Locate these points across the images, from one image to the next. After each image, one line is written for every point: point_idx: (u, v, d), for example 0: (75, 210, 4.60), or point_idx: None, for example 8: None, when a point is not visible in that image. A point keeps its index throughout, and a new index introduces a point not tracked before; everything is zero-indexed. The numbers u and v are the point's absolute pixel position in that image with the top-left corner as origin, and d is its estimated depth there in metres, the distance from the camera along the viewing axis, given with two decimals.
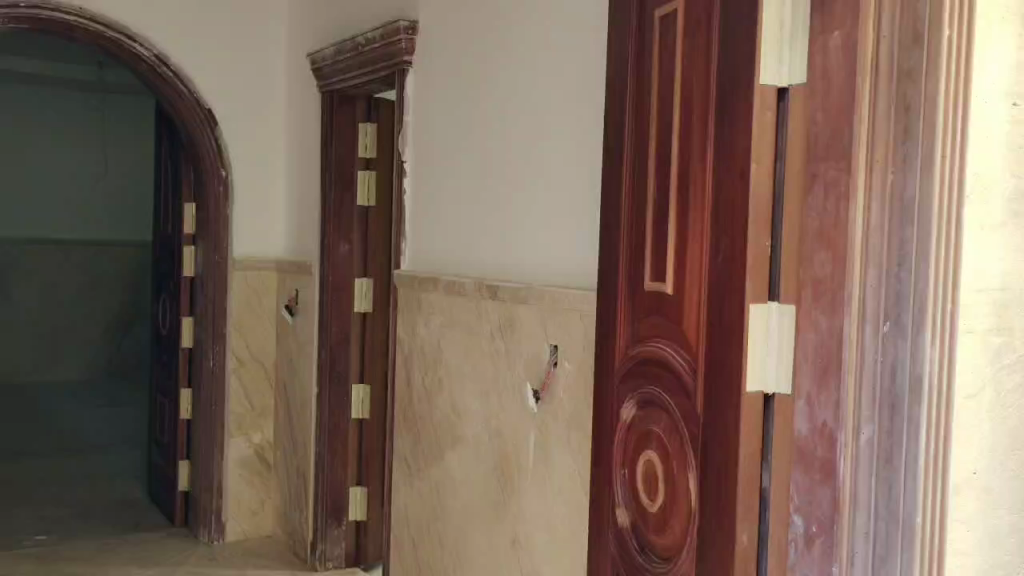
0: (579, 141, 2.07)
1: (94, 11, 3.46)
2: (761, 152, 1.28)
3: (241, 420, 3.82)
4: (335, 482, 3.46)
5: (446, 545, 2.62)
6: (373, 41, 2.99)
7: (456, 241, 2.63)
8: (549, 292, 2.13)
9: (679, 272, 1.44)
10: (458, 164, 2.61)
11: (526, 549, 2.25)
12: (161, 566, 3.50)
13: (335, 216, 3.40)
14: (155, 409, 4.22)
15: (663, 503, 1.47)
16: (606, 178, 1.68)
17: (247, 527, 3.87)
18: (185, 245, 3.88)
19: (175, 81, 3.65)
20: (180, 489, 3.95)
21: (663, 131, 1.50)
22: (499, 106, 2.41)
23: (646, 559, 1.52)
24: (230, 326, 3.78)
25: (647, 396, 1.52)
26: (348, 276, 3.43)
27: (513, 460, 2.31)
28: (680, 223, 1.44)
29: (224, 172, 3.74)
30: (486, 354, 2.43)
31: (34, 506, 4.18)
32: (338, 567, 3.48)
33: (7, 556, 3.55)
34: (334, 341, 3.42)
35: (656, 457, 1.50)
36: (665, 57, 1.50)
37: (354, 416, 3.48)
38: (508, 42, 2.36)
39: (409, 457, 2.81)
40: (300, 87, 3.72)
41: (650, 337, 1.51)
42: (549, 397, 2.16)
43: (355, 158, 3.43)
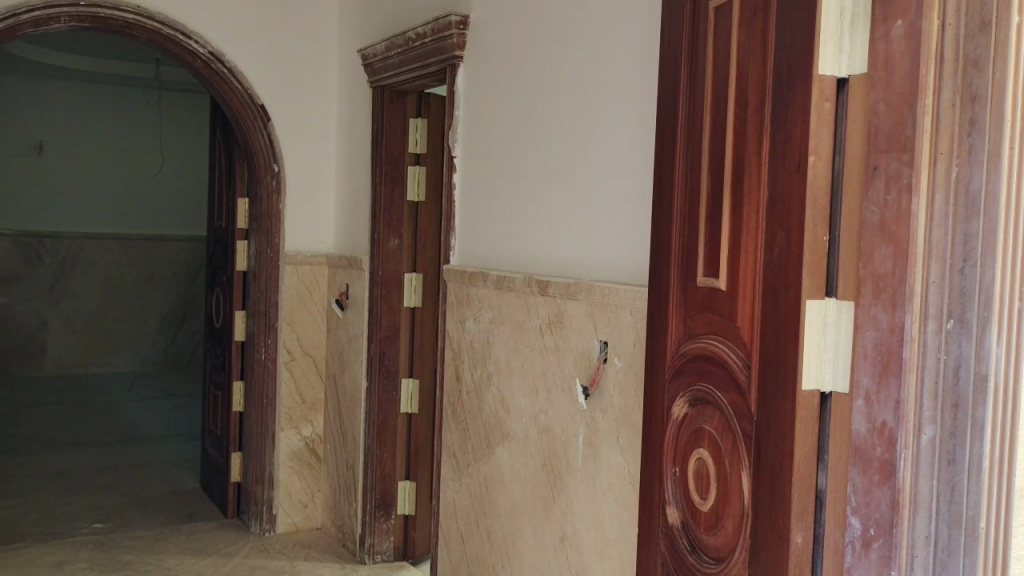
0: (633, 135, 2.04)
1: (149, 10, 3.46)
2: (819, 146, 1.25)
3: (291, 413, 3.86)
4: (382, 476, 3.48)
5: (493, 542, 2.62)
6: (423, 37, 2.99)
7: (507, 239, 2.62)
8: (598, 287, 2.12)
9: (732, 268, 1.42)
10: (509, 159, 2.60)
11: (574, 547, 2.24)
12: (213, 556, 3.55)
13: (386, 211, 3.42)
14: (209, 400, 4.29)
15: (715, 503, 1.45)
16: (658, 171, 1.66)
17: (298, 519, 3.92)
18: (238, 240, 3.93)
19: (230, 78, 3.67)
20: (232, 480, 4.00)
21: (716, 123, 1.48)
22: (551, 104, 2.39)
23: (696, 558, 1.50)
24: (282, 320, 3.81)
25: (699, 393, 1.49)
26: (397, 271, 3.44)
27: (562, 457, 2.29)
28: (734, 217, 1.42)
29: (276, 167, 3.77)
30: (535, 349, 2.42)
31: (90, 497, 4.26)
32: (386, 560, 3.52)
33: (65, 544, 3.62)
34: (384, 334, 3.44)
35: (708, 455, 1.47)
36: (720, 47, 1.47)
37: (403, 411, 3.50)
38: (560, 35, 2.34)
39: (458, 453, 2.81)
40: (352, 84, 3.75)
41: (702, 334, 1.49)
42: (599, 394, 2.14)
43: (406, 153, 3.44)
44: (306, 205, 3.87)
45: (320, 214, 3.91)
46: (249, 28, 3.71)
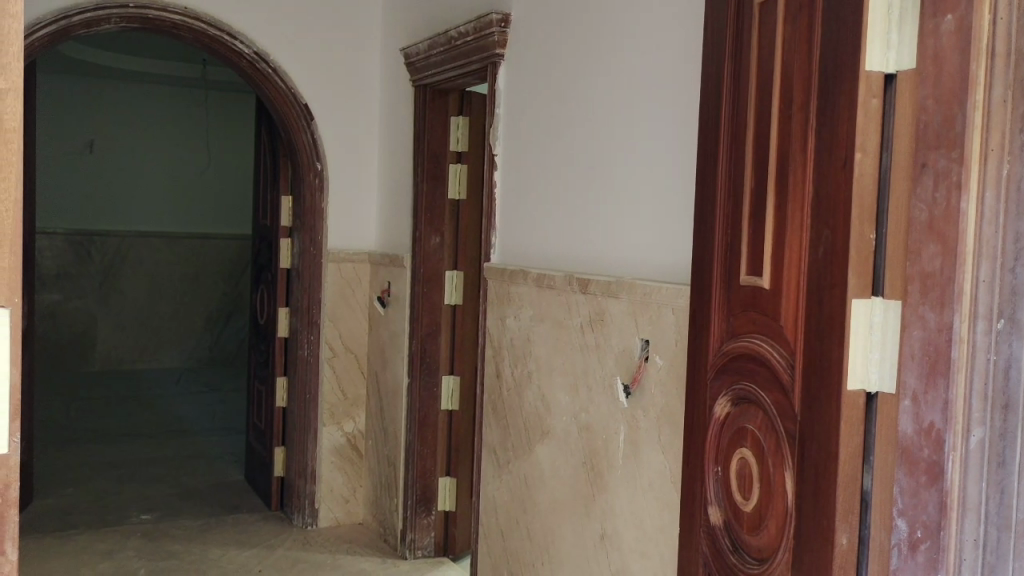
0: (676, 134, 2.03)
1: (196, 11, 3.52)
2: (866, 141, 1.23)
3: (334, 408, 3.90)
4: (424, 471, 3.50)
5: (533, 538, 2.62)
6: (465, 36, 3.01)
7: (546, 239, 2.63)
8: (641, 286, 2.11)
9: (776, 266, 1.41)
10: (550, 157, 2.60)
11: (614, 546, 2.23)
12: (258, 548, 3.60)
13: (428, 208, 3.44)
14: (253, 395, 4.36)
15: (758, 503, 1.44)
16: (701, 168, 1.65)
17: (339, 513, 3.96)
18: (282, 237, 3.98)
19: (274, 77, 3.72)
20: (276, 474, 4.06)
21: (760, 120, 1.47)
22: (590, 105, 2.39)
23: (739, 559, 1.49)
24: (325, 316, 3.85)
25: (741, 393, 1.48)
26: (439, 268, 3.46)
27: (602, 455, 2.29)
28: (778, 214, 1.41)
29: (320, 166, 3.81)
30: (575, 347, 2.41)
31: (138, 488, 4.34)
32: (427, 555, 3.55)
33: (114, 533, 3.70)
34: (426, 331, 3.46)
35: (750, 455, 1.46)
36: (765, 43, 1.46)
37: (444, 407, 3.52)
38: (600, 35, 2.34)
39: (499, 449, 2.82)
40: (394, 82, 3.79)
41: (745, 333, 1.48)
42: (640, 392, 2.13)
43: (447, 151, 3.46)
44: (349, 203, 3.90)
45: (362, 211, 3.94)
46: (293, 28, 3.75)
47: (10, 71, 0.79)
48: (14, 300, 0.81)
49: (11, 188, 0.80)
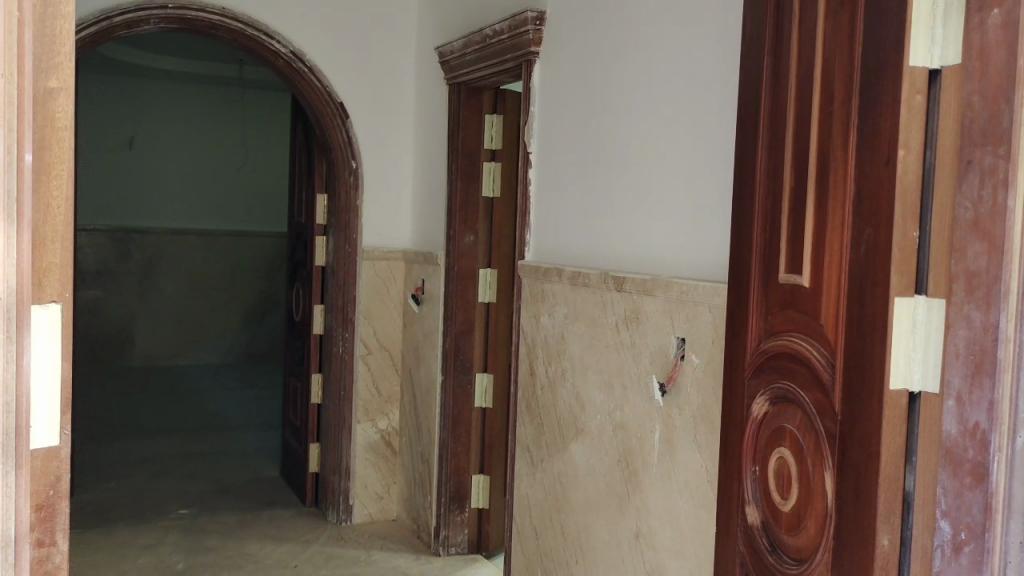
0: (714, 131, 2.01)
1: (235, 11, 3.56)
2: (909, 138, 1.22)
3: (368, 406, 3.92)
4: (458, 468, 3.52)
5: (568, 536, 2.62)
6: (499, 34, 3.01)
7: (579, 236, 2.63)
8: (677, 284, 2.10)
9: (816, 264, 1.39)
10: (586, 155, 2.59)
11: (649, 544, 2.23)
12: (294, 543, 3.64)
13: (462, 207, 3.44)
14: (289, 392, 4.40)
15: (797, 503, 1.43)
16: (738, 166, 1.64)
17: (373, 510, 3.98)
18: (317, 235, 4.02)
19: (310, 76, 3.75)
20: (310, 471, 4.09)
21: (800, 116, 1.45)
22: (624, 102, 2.39)
23: (777, 560, 1.48)
24: (359, 313, 3.87)
25: (780, 392, 1.47)
26: (472, 266, 3.47)
27: (637, 454, 2.28)
28: (818, 212, 1.40)
29: (354, 164, 3.84)
30: (611, 345, 2.41)
31: (176, 482, 4.39)
32: (460, 552, 3.56)
33: (153, 527, 3.75)
34: (459, 329, 3.47)
35: (789, 454, 1.45)
36: (805, 38, 1.45)
37: (478, 405, 3.53)
38: (634, 31, 2.35)
39: (532, 447, 2.82)
40: (428, 81, 3.80)
41: (784, 331, 1.47)
42: (676, 391, 2.12)
43: (481, 149, 3.46)
44: (383, 201, 3.92)
45: (397, 210, 3.96)
46: (329, 27, 3.78)
47: (62, 71, 0.81)
48: (65, 295, 0.83)
49: (62, 184, 0.81)
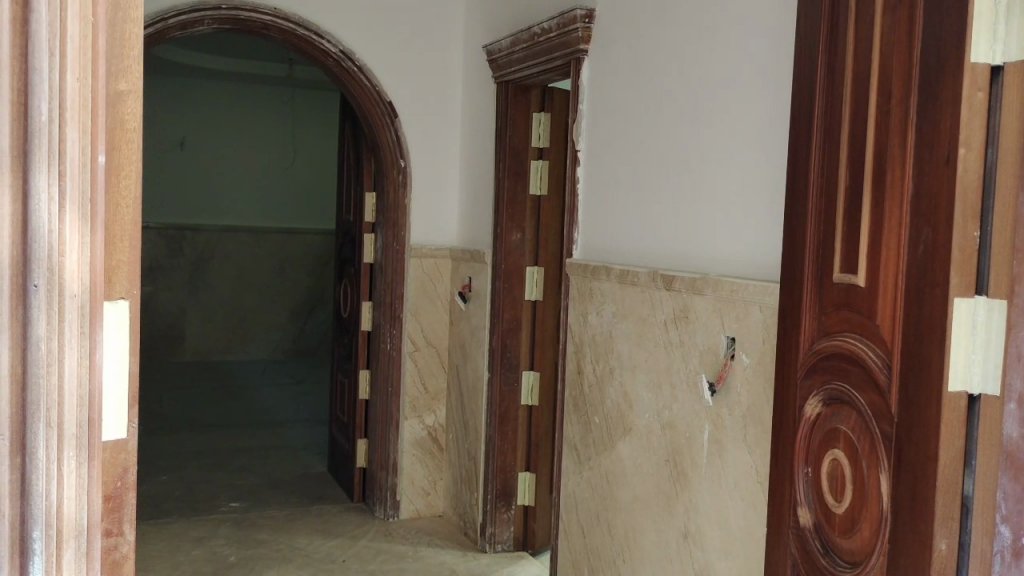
0: (767, 131, 1.99)
1: (286, 11, 3.62)
2: (970, 136, 1.19)
3: (415, 402, 3.95)
4: (504, 464, 3.53)
5: (615, 536, 2.61)
6: (548, 32, 3.01)
7: (628, 235, 2.62)
8: (727, 283, 2.08)
9: (872, 264, 1.38)
10: (636, 155, 2.58)
11: (698, 545, 2.21)
12: (341, 538, 3.68)
13: (509, 205, 3.45)
14: (337, 388, 4.45)
15: (851, 505, 1.41)
16: (792, 165, 1.63)
17: (420, 505, 4.01)
18: (366, 233, 4.05)
19: (360, 75, 3.79)
20: (358, 466, 4.13)
21: (857, 113, 1.44)
22: (674, 101, 2.39)
23: (830, 562, 1.46)
24: (406, 311, 3.90)
25: (834, 393, 1.46)
26: (520, 263, 3.48)
27: (686, 453, 2.27)
28: (875, 211, 1.39)
29: (402, 162, 3.87)
30: (659, 345, 2.40)
31: (227, 476, 4.47)
32: (506, 550, 3.57)
33: (205, 520, 3.83)
34: (506, 327, 3.48)
35: (842, 456, 1.44)
36: (862, 35, 1.43)
37: (524, 402, 3.54)
38: (684, 29, 2.34)
39: (579, 446, 2.82)
40: (476, 78, 3.81)
41: (838, 332, 1.45)
42: (725, 390, 2.11)
43: (529, 147, 3.47)
44: (431, 200, 3.94)
45: (445, 208, 3.98)
46: (378, 27, 3.81)
47: (131, 73, 0.83)
48: (133, 292, 0.85)
49: (130, 184, 0.84)
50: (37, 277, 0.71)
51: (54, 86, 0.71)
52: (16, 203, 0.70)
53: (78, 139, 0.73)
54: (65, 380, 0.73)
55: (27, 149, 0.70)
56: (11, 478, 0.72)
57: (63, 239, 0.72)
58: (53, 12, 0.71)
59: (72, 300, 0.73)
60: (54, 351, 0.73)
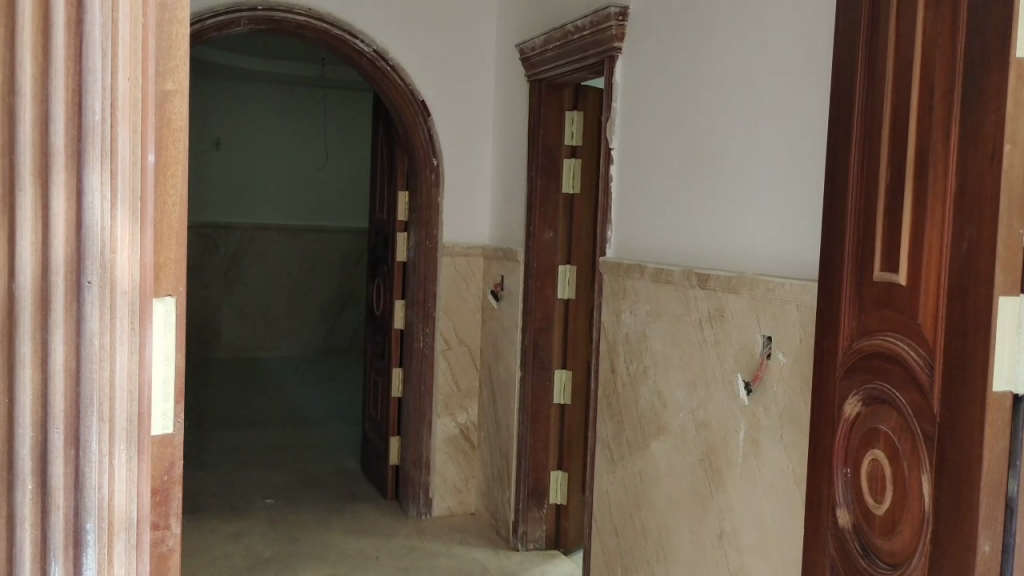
0: (804, 129, 1.98)
1: (320, 11, 3.64)
2: (1015, 133, 1.18)
3: (447, 400, 3.97)
4: (536, 463, 3.53)
5: (649, 536, 2.61)
6: (582, 30, 3.00)
7: (661, 234, 2.62)
8: (763, 282, 2.07)
9: (913, 262, 1.36)
10: (670, 153, 2.57)
11: (733, 545, 2.20)
12: (375, 536, 3.70)
13: (541, 203, 3.45)
14: (370, 386, 4.47)
15: (891, 506, 1.40)
16: (830, 163, 1.61)
17: (452, 503, 4.02)
18: (399, 232, 4.07)
19: (393, 74, 3.81)
20: (390, 463, 4.16)
21: (898, 110, 1.42)
22: (708, 99, 2.38)
23: (869, 563, 1.45)
24: (439, 310, 3.91)
25: (874, 392, 1.45)
26: (552, 262, 3.48)
27: (721, 453, 2.26)
28: (917, 209, 1.37)
29: (435, 161, 3.88)
30: (694, 343, 2.39)
31: (261, 473, 4.52)
32: (538, 548, 3.58)
33: (241, 516, 3.87)
34: (539, 325, 3.48)
35: (883, 456, 1.42)
36: (904, 31, 1.41)
37: (556, 401, 3.54)
38: (721, 26, 2.32)
39: (612, 445, 2.82)
40: (509, 77, 3.82)
41: (877, 330, 1.44)
42: (761, 390, 2.09)
43: (562, 145, 3.47)
44: (464, 199, 3.95)
45: (477, 206, 3.99)
46: (412, 27, 3.83)
47: (178, 73, 0.84)
48: (180, 289, 0.87)
49: (177, 182, 0.85)
50: (91, 275, 0.73)
51: (106, 85, 0.73)
52: (70, 200, 0.71)
53: (128, 138, 0.74)
54: (116, 374, 0.75)
55: (81, 148, 0.72)
56: (65, 473, 0.73)
57: (115, 238, 0.74)
58: (106, 13, 0.73)
59: (122, 296, 0.75)
60: (106, 345, 0.74)
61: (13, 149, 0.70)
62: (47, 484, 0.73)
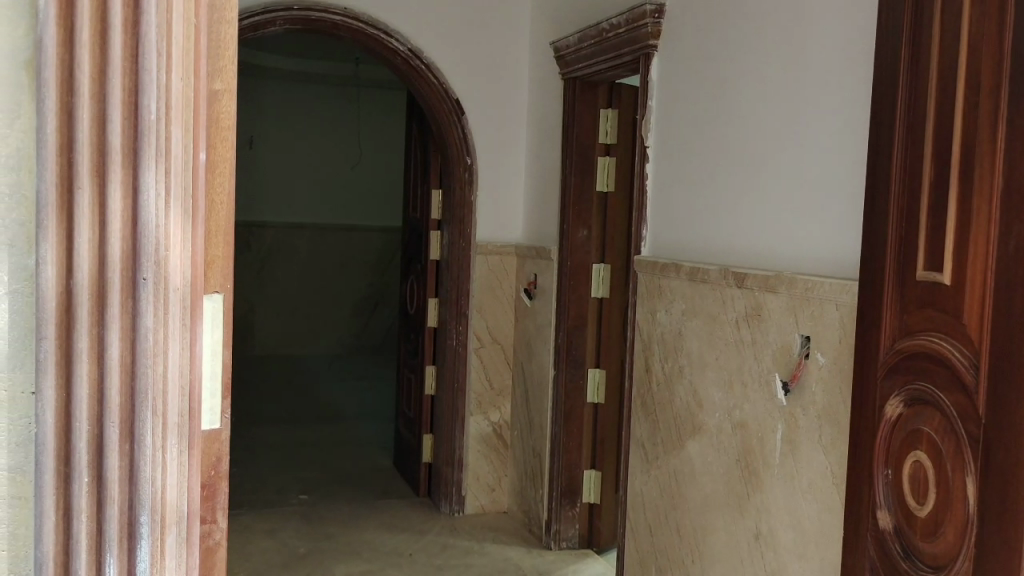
0: (845, 127, 1.96)
1: (356, 11, 3.67)
2: None
3: (481, 398, 3.98)
4: (569, 463, 3.53)
5: (685, 536, 2.59)
6: (617, 28, 2.99)
7: (697, 233, 2.60)
8: (801, 281, 2.05)
9: (958, 261, 1.34)
10: (706, 153, 2.56)
11: (770, 546, 2.18)
12: (408, 532, 3.73)
13: (576, 201, 3.44)
14: (404, 383, 4.49)
15: (934, 507, 1.38)
16: (872, 162, 1.59)
17: (485, 501, 4.03)
18: (432, 230, 4.09)
19: (427, 73, 3.82)
20: (424, 461, 4.18)
21: (943, 107, 1.40)
22: (745, 98, 2.36)
23: (910, 565, 1.43)
24: (472, 308, 3.92)
25: (916, 393, 1.43)
26: (586, 261, 3.47)
27: (758, 453, 2.24)
28: (961, 207, 1.35)
29: (468, 160, 3.88)
30: (730, 343, 2.37)
31: (296, 470, 4.55)
32: (571, 547, 3.57)
33: (276, 511, 3.91)
34: (572, 324, 3.48)
35: (925, 457, 1.41)
36: (948, 27, 1.39)
37: (590, 400, 3.53)
38: (758, 24, 2.31)
39: (646, 444, 2.81)
40: (543, 76, 3.82)
41: (920, 330, 1.42)
42: (799, 390, 2.07)
43: (596, 144, 3.46)
44: (498, 197, 3.96)
45: (511, 205, 3.99)
46: (446, 26, 3.84)
47: (226, 72, 0.85)
48: (227, 285, 0.87)
49: (225, 180, 0.86)
50: (146, 271, 0.75)
51: (162, 84, 0.75)
52: (126, 199, 0.74)
53: (181, 137, 0.76)
54: (169, 369, 0.77)
55: (137, 147, 0.75)
56: (120, 465, 0.76)
57: (168, 235, 0.76)
58: (161, 14, 0.75)
59: (175, 293, 0.77)
60: (161, 339, 0.76)
61: (71, 148, 0.74)
62: (102, 475, 0.76)
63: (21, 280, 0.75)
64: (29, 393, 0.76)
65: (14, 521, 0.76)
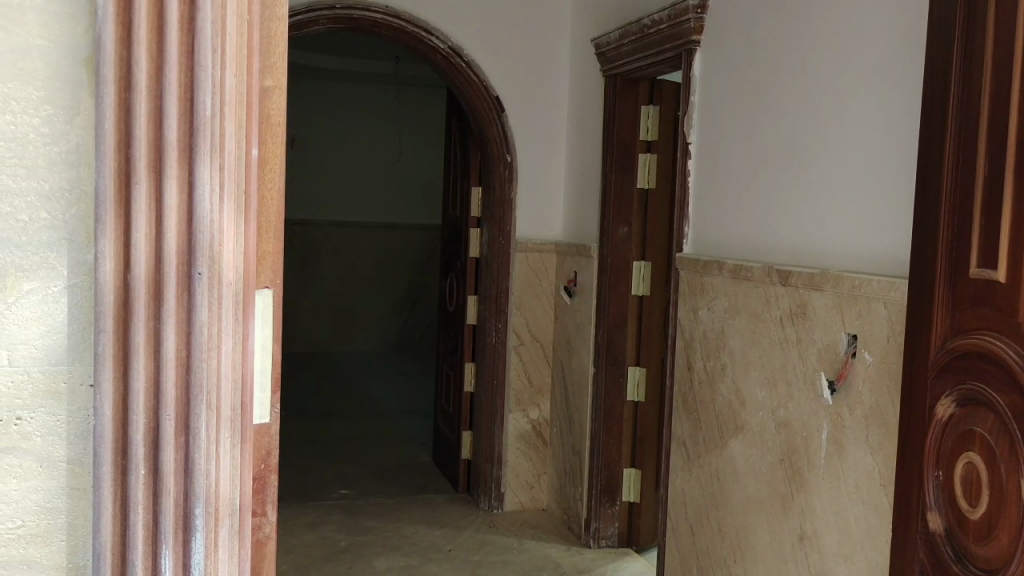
0: (895, 123, 1.92)
1: (396, 9, 3.68)
2: None
3: (520, 396, 3.97)
4: (609, 461, 3.52)
5: (727, 537, 2.56)
6: (659, 24, 2.97)
7: (741, 231, 2.57)
8: (848, 278, 2.02)
9: (1013, 258, 1.31)
10: (750, 150, 2.53)
11: (815, 547, 2.16)
12: (447, 528, 3.74)
13: (617, 198, 3.43)
14: (443, 380, 4.51)
15: (987, 509, 1.35)
16: (923, 157, 1.56)
17: (524, 498, 4.03)
18: (472, 227, 4.10)
19: (467, 70, 3.82)
20: (463, 457, 4.19)
21: (997, 102, 1.37)
22: (791, 94, 2.33)
23: (962, 568, 1.40)
24: (512, 304, 3.92)
25: (969, 393, 1.40)
26: (626, 260, 3.45)
27: (803, 453, 2.21)
28: (1017, 204, 1.32)
29: (508, 156, 3.88)
30: (774, 342, 2.34)
31: (337, 465, 4.59)
32: (611, 546, 3.55)
33: (317, 506, 3.94)
34: (613, 321, 3.46)
35: (978, 457, 1.37)
36: (1003, 20, 1.36)
37: (630, 398, 3.52)
38: (805, 19, 2.28)
39: (688, 443, 2.78)
40: (584, 72, 3.80)
41: (973, 330, 1.39)
42: (845, 389, 2.04)
43: (637, 141, 3.44)
44: (538, 194, 3.95)
45: (551, 202, 3.98)
46: (486, 24, 3.84)
47: (276, 69, 0.85)
48: (277, 282, 0.88)
49: (275, 177, 0.86)
50: (201, 266, 0.76)
51: (216, 81, 0.76)
52: (181, 196, 0.75)
53: (235, 133, 0.77)
54: (224, 365, 0.78)
55: (192, 142, 0.75)
56: (176, 458, 0.77)
57: (221, 231, 0.77)
58: (216, 11, 0.76)
59: (228, 288, 0.77)
60: (214, 335, 0.77)
61: (129, 144, 0.75)
62: (158, 468, 0.77)
63: (79, 275, 0.78)
64: (87, 386, 0.78)
65: (73, 512, 0.79)
